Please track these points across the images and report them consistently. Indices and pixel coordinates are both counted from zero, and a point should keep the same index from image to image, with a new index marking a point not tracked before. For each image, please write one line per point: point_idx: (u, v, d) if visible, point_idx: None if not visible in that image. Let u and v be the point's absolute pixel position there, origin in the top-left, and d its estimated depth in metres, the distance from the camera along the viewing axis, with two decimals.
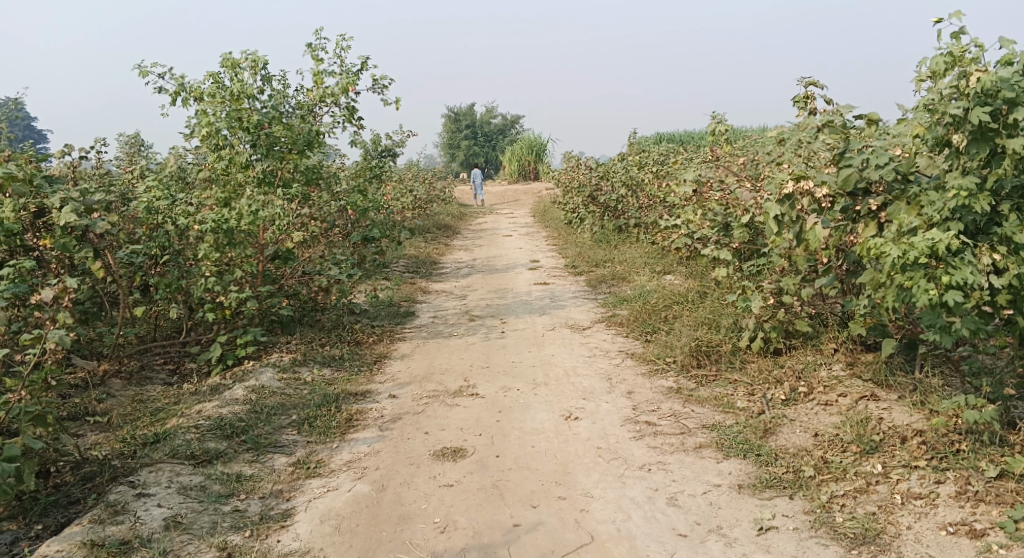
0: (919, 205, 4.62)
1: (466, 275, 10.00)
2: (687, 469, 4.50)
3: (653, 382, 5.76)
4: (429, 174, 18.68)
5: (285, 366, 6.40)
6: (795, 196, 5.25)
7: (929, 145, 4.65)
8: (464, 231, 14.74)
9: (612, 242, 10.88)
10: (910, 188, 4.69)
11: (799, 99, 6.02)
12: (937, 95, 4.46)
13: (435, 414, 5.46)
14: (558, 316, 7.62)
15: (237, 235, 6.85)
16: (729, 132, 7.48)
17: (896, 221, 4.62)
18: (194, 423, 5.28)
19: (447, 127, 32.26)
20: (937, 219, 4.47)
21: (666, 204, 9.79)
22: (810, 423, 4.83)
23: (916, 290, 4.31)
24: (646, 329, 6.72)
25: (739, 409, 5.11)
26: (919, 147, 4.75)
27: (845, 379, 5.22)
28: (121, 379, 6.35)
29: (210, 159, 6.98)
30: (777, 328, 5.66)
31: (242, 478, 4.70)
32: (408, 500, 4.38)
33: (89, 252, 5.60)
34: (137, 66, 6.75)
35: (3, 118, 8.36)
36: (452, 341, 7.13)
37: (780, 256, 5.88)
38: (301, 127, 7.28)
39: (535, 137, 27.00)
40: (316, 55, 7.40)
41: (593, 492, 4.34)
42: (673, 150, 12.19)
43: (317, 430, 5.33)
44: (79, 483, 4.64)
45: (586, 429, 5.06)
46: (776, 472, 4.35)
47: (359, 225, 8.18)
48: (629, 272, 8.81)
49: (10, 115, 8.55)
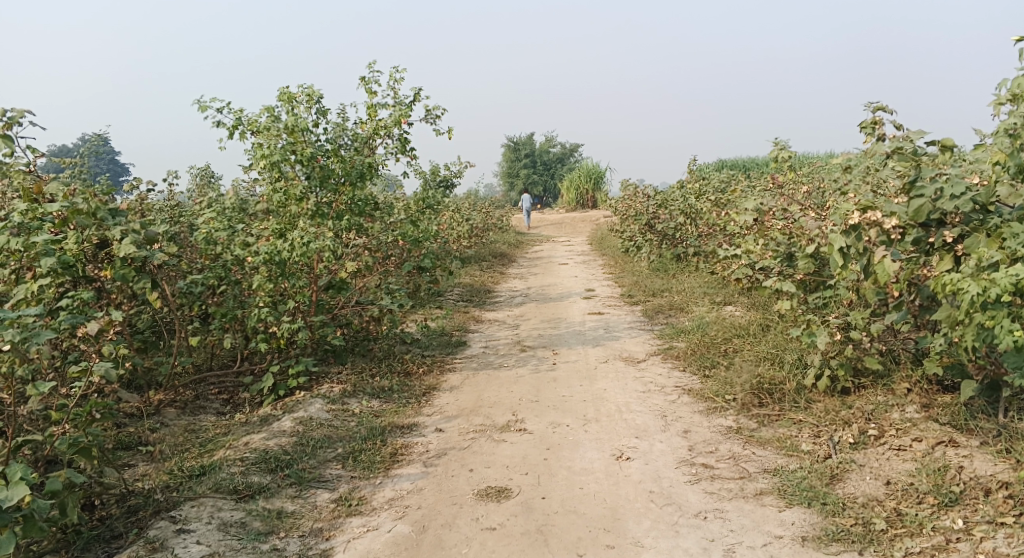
0: (1000, 238, 4.33)
1: (521, 304, 9.84)
2: (746, 518, 4.21)
3: (711, 420, 5.47)
4: (487, 202, 18.63)
5: (335, 397, 6.28)
6: (862, 226, 4.91)
7: (1011, 172, 4.35)
8: (521, 259, 14.59)
9: (671, 270, 10.59)
10: (991, 219, 4.47)
11: (867, 125, 5.79)
12: (1019, 119, 4.23)
13: (482, 450, 5.27)
14: (612, 348, 7.38)
15: (291, 266, 6.80)
16: (792, 159, 7.21)
17: (975, 254, 4.28)
18: (240, 455, 5.20)
19: (507, 156, 32.28)
20: (1021, 254, 4.15)
21: (727, 233, 9.46)
22: (881, 469, 4.49)
23: (998, 331, 3.98)
24: (705, 363, 6.43)
25: (804, 452, 4.79)
26: (1000, 176, 4.45)
27: (920, 421, 4.85)
28: (176, 408, 6.34)
29: (266, 191, 6.94)
30: (845, 365, 5.32)
31: (284, 515, 4.59)
32: (449, 544, 4.19)
33: (147, 284, 5.51)
34: (196, 100, 6.78)
35: (83, 151, 8.62)
36: (502, 372, 6.94)
37: (847, 289, 5.58)
38: (356, 159, 7.22)
39: (594, 165, 26.80)
40: (369, 89, 7.36)
41: (644, 541, 4.08)
42: (733, 179, 11.84)
43: (361, 465, 5.20)
44: (123, 516, 4.58)
45: (638, 470, 4.80)
46: (844, 524, 4.03)
47: (412, 255, 8.07)
48: (688, 303, 8.52)
49: (93, 148, 8.82)
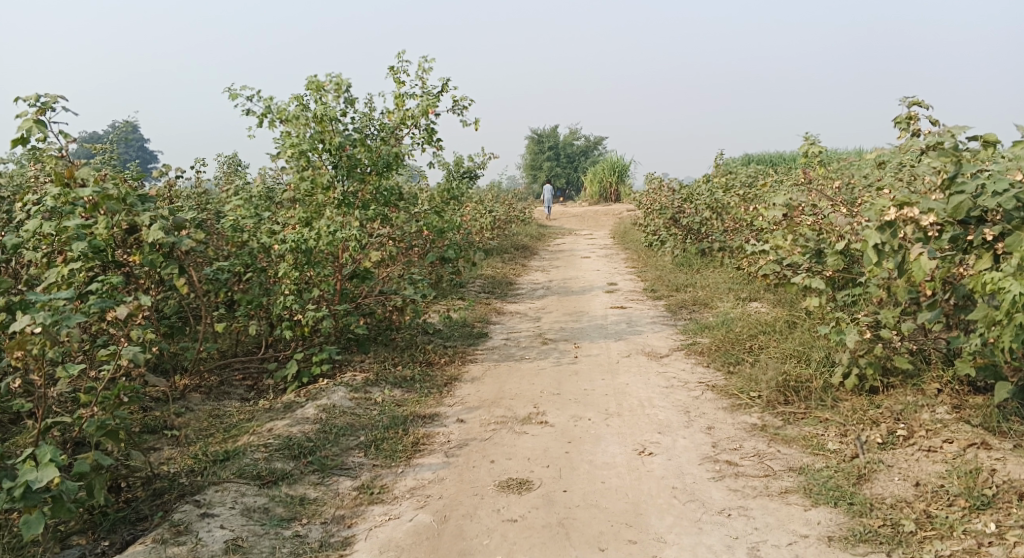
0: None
1: (543, 297, 9.81)
2: (771, 517, 4.16)
3: (735, 417, 5.41)
4: (509, 194, 18.59)
5: (357, 386, 6.29)
6: (897, 223, 4.82)
7: None
8: (542, 252, 14.53)
9: (695, 265, 10.50)
10: None
11: (901, 121, 5.74)
12: None
13: (503, 442, 5.25)
14: (635, 342, 7.33)
15: (316, 255, 6.81)
16: (822, 154, 7.11)
17: (1017, 253, 4.16)
18: (264, 441, 5.22)
19: (530, 149, 32.20)
20: None
21: (754, 228, 9.36)
22: (910, 470, 4.42)
23: None
24: (729, 359, 6.36)
25: (830, 452, 4.73)
26: None
27: (951, 423, 4.77)
28: (200, 394, 6.38)
29: (293, 179, 6.94)
30: (874, 365, 5.23)
31: (306, 502, 4.60)
32: (470, 535, 4.18)
33: (175, 270, 5.61)
34: (226, 88, 6.81)
35: (112, 137, 8.67)
36: (524, 364, 6.92)
37: (878, 286, 5.50)
38: (382, 149, 7.20)
39: (618, 159, 26.67)
40: (397, 78, 7.35)
41: (667, 537, 4.04)
42: (760, 173, 11.71)
43: (383, 453, 5.20)
44: (148, 498, 4.62)
45: (661, 466, 4.76)
46: (872, 525, 3.97)
47: (436, 245, 8.05)
48: (712, 298, 8.45)
49: (121, 135, 8.88)
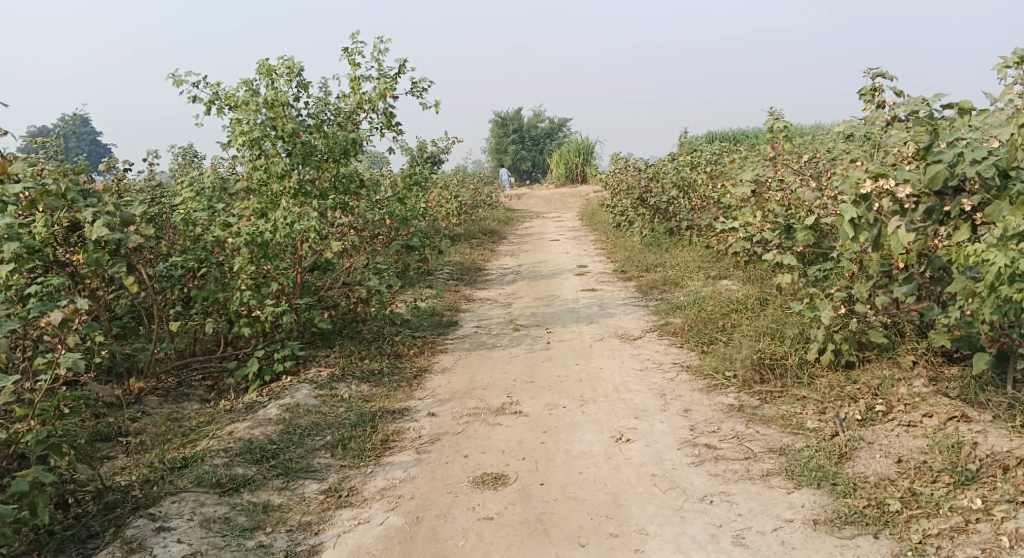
0: None
1: (511, 282, 9.65)
2: (754, 501, 4.05)
3: (712, 399, 5.30)
4: (475, 180, 18.36)
5: (323, 382, 6.08)
6: (873, 197, 4.76)
7: None
8: (510, 236, 14.35)
9: (663, 245, 10.39)
10: (1014, 186, 4.30)
11: (866, 92, 5.64)
12: None
13: (476, 435, 5.09)
14: (607, 325, 7.20)
15: (274, 248, 6.57)
16: (787, 128, 7.03)
17: (1000, 223, 4.12)
18: (224, 445, 5.00)
19: (494, 132, 31.95)
20: None
21: (722, 205, 9.29)
22: (890, 446, 4.34)
23: None
24: (703, 339, 6.25)
25: (810, 430, 4.63)
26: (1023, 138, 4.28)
27: (930, 396, 4.70)
28: (158, 396, 6.13)
29: (246, 168, 6.66)
30: (849, 339, 5.14)
31: (270, 509, 4.41)
32: (445, 536, 4.02)
33: (123, 268, 5.28)
34: (169, 74, 6.50)
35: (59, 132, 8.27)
36: (495, 353, 6.75)
37: (850, 260, 5.42)
38: (339, 135, 6.95)
39: (583, 140, 26.55)
40: (352, 60, 7.10)
41: (649, 528, 3.92)
42: (726, 149, 11.58)
43: (351, 453, 5.01)
44: (100, 513, 4.40)
45: (639, 453, 4.63)
46: (857, 506, 3.88)
47: (400, 234, 7.84)
48: (682, 277, 8.35)
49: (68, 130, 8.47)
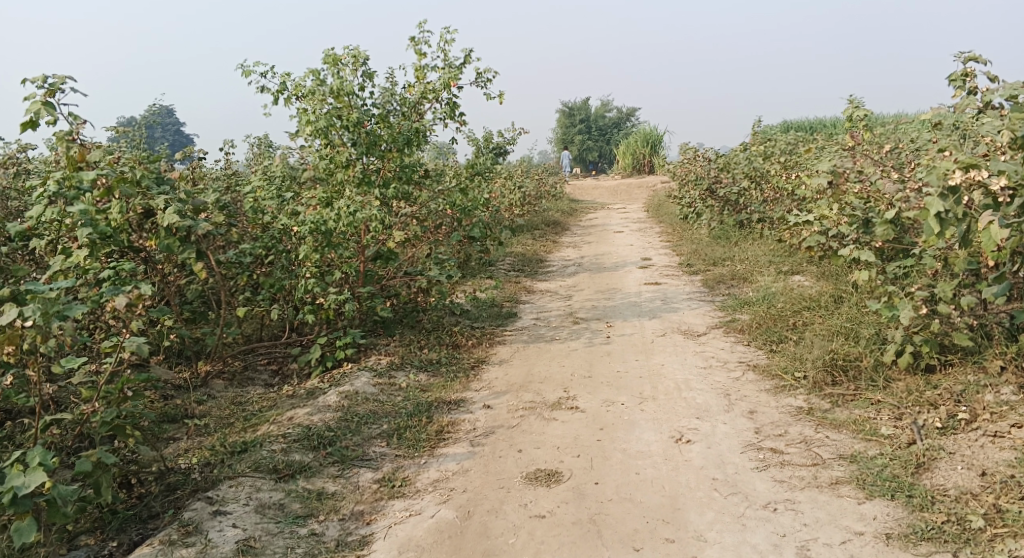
0: None
1: (574, 273, 9.49)
2: (821, 511, 3.83)
3: (779, 400, 5.05)
4: (539, 169, 18.22)
5: (381, 370, 6.05)
6: (962, 189, 4.41)
7: None
8: (574, 227, 14.19)
9: (733, 238, 10.07)
10: None
11: (957, 78, 5.29)
12: None
13: (531, 429, 4.97)
14: (670, 320, 6.98)
15: (338, 236, 6.54)
16: (868, 118, 6.69)
17: None
18: (282, 432, 5.00)
19: (561, 122, 31.75)
20: None
21: (796, 197, 8.94)
22: (974, 458, 4.05)
23: None
24: (772, 338, 5.99)
25: (884, 437, 4.37)
26: None
27: (1018, 404, 4.38)
28: (223, 380, 6.19)
29: (312, 157, 6.66)
30: (930, 341, 4.83)
31: (323, 497, 4.37)
32: (495, 533, 3.91)
33: (192, 254, 5.26)
34: (239, 66, 6.53)
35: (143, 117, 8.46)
36: (553, 345, 6.61)
37: (933, 257, 5.10)
38: (403, 124, 6.90)
39: (651, 131, 26.13)
40: (418, 50, 7.04)
41: (707, 535, 3.73)
42: (802, 140, 11.16)
43: (406, 443, 4.95)
44: (161, 493, 4.43)
45: (699, 455, 4.44)
46: (935, 521, 3.62)
47: (462, 225, 7.76)
48: (751, 272, 8.05)
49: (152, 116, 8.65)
